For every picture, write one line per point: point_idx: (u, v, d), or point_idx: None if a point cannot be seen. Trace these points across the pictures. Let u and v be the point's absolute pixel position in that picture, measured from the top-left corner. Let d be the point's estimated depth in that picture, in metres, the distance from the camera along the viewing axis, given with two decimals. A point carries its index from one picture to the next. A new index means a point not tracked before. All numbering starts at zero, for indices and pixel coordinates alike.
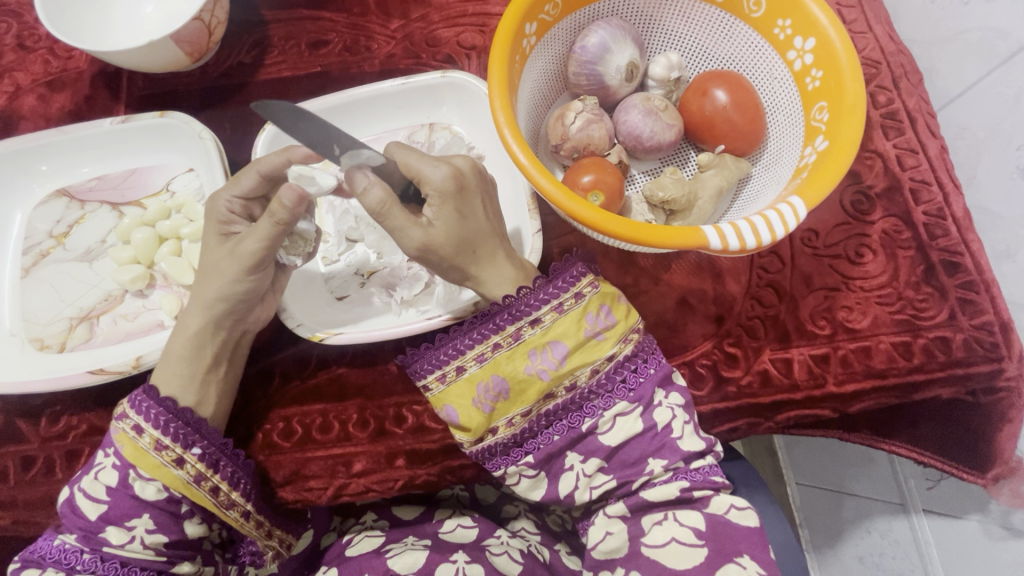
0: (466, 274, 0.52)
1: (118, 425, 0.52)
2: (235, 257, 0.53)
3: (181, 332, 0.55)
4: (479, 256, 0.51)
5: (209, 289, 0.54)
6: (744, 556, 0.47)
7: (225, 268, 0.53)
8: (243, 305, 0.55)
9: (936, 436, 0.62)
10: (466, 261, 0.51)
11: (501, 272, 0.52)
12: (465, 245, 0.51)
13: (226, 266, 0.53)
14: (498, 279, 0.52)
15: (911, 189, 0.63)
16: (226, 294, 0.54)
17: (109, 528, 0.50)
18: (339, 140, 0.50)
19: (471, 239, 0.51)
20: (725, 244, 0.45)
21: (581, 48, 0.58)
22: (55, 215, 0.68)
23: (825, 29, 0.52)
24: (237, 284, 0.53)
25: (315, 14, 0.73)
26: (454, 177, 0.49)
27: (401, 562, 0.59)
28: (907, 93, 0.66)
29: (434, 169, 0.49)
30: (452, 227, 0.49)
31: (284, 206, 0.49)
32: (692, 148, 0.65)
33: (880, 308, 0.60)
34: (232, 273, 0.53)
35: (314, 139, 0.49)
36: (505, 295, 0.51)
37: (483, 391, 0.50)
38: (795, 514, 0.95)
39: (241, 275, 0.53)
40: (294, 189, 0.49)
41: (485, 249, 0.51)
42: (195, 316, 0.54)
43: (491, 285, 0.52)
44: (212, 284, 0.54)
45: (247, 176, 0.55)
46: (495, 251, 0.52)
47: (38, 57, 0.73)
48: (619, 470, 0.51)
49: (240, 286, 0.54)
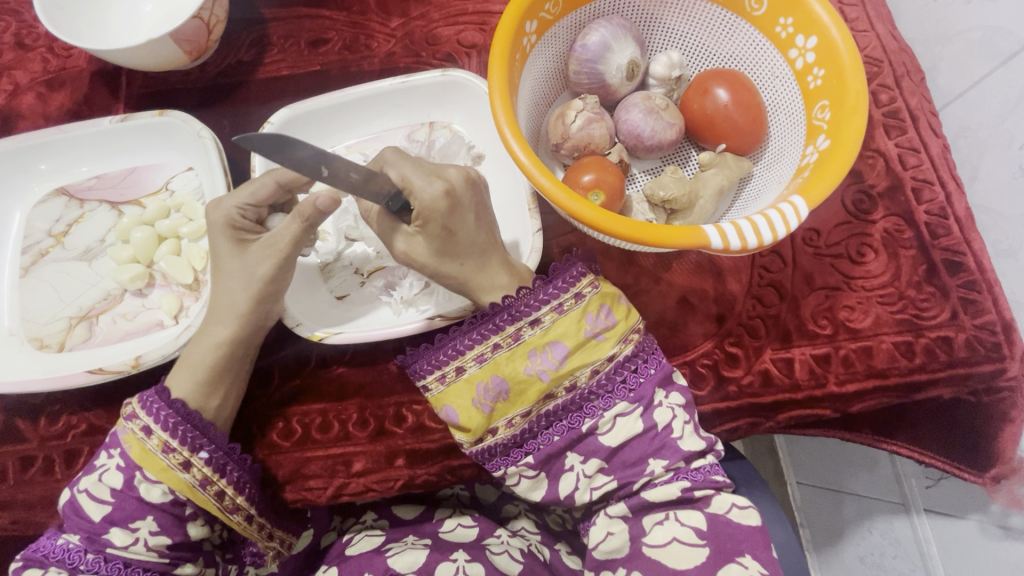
0: (454, 283, 0.53)
1: (127, 424, 0.52)
2: (267, 256, 0.53)
3: (205, 340, 0.55)
4: (467, 267, 0.52)
5: (237, 292, 0.54)
6: (745, 556, 0.46)
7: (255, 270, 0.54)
8: (270, 306, 0.56)
9: (938, 436, 0.62)
10: (456, 272, 0.52)
11: (493, 282, 0.53)
12: (451, 258, 0.52)
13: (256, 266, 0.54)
14: (489, 289, 0.53)
15: (914, 189, 0.63)
16: (257, 294, 0.54)
17: (113, 529, 0.50)
18: (328, 159, 0.43)
19: (456, 251, 0.51)
20: (726, 244, 0.45)
21: (581, 47, 0.58)
22: (54, 214, 0.67)
23: (827, 27, 0.52)
24: (267, 284, 0.54)
25: (314, 12, 0.73)
26: (440, 197, 0.48)
27: (401, 562, 0.59)
28: (908, 91, 0.66)
29: (421, 188, 0.48)
30: (437, 242, 0.51)
31: (316, 209, 0.50)
32: (692, 147, 0.65)
33: (882, 307, 0.60)
34: (265, 272, 0.53)
35: (301, 166, 0.41)
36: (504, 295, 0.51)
37: (482, 392, 0.50)
38: (795, 514, 0.95)
39: (273, 275, 0.54)
40: (330, 196, 0.49)
41: (472, 261, 0.52)
42: (223, 324, 0.55)
43: (482, 294, 0.53)
44: (240, 286, 0.54)
45: (261, 184, 0.55)
46: (486, 261, 0.53)
47: (37, 55, 0.73)
48: (619, 471, 0.51)
49: (269, 287, 0.54)
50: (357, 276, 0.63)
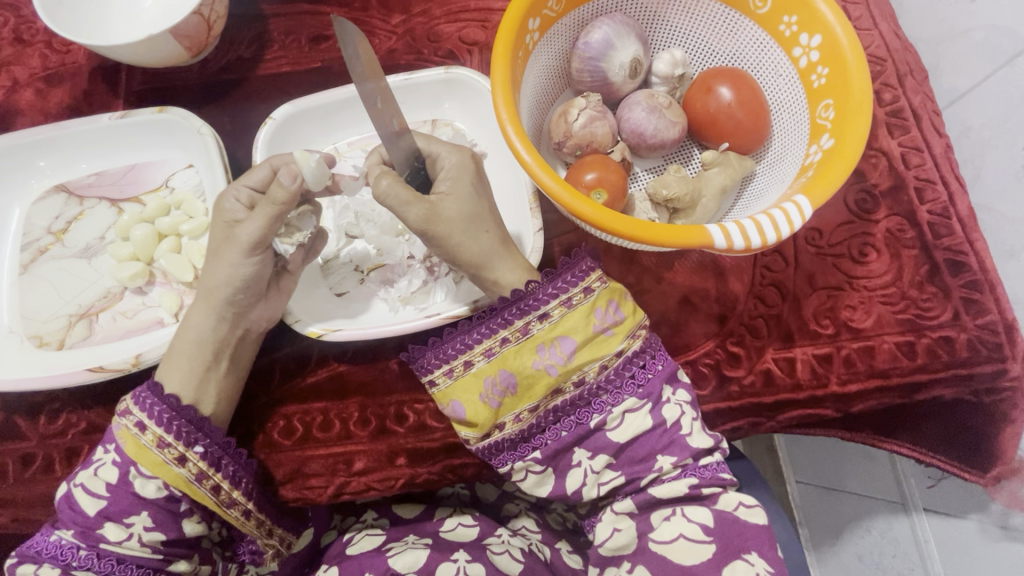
0: (478, 257, 0.52)
1: (121, 421, 0.51)
2: (233, 241, 0.53)
3: (187, 330, 0.55)
4: (490, 235, 0.52)
5: (213, 277, 0.54)
6: (752, 552, 0.47)
7: (225, 254, 0.54)
8: (245, 294, 0.55)
9: (938, 436, 0.62)
10: (479, 241, 0.52)
11: (510, 259, 0.53)
12: (476, 222, 0.52)
13: (227, 251, 0.54)
14: (509, 266, 0.53)
15: (916, 188, 0.63)
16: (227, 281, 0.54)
17: (107, 524, 0.50)
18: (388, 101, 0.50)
19: (481, 217, 0.52)
20: (730, 244, 0.45)
21: (584, 44, 0.58)
22: (54, 211, 0.67)
23: (832, 26, 0.52)
24: (236, 270, 0.53)
25: (315, 8, 0.72)
26: (466, 164, 0.52)
27: (402, 561, 0.58)
28: (912, 91, 0.65)
29: (448, 153, 0.53)
30: (466, 203, 0.51)
31: (283, 187, 0.51)
32: (695, 146, 0.64)
33: (884, 307, 0.60)
34: (231, 258, 0.53)
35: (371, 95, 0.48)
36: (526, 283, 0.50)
37: (490, 386, 0.50)
38: (794, 512, 0.95)
39: (239, 260, 0.53)
40: (292, 169, 0.51)
41: (496, 231, 0.53)
42: (200, 310, 0.55)
43: (498, 270, 0.52)
44: (216, 271, 0.54)
45: (259, 170, 0.55)
46: (504, 237, 0.53)
47: (36, 51, 0.73)
48: (627, 467, 0.51)
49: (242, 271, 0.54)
50: (358, 273, 0.63)
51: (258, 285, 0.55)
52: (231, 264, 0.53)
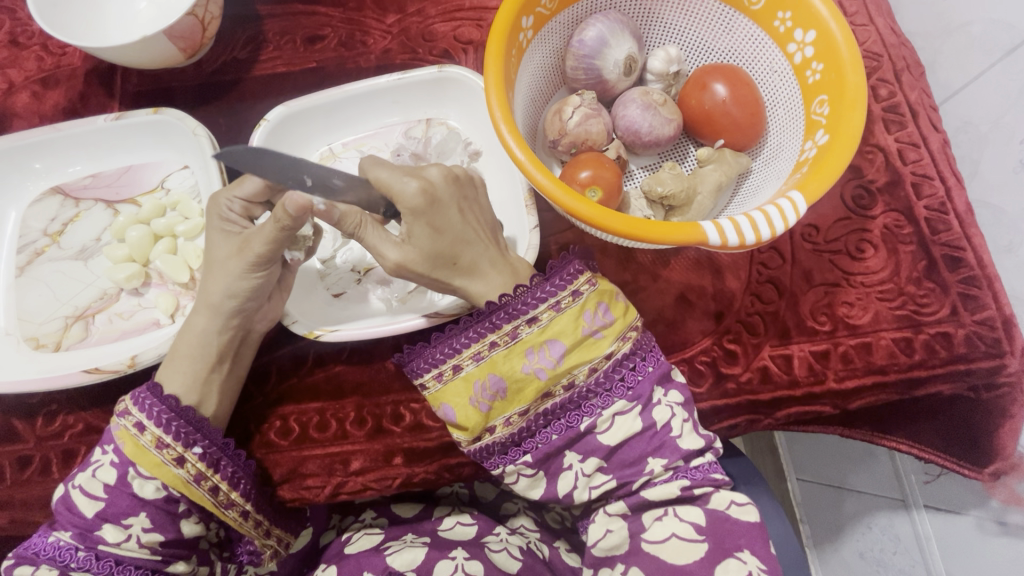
0: (451, 286, 0.53)
1: (120, 421, 0.51)
2: (241, 255, 0.53)
3: (187, 332, 0.55)
4: (461, 266, 0.51)
5: (215, 288, 0.54)
6: (744, 551, 0.47)
7: (231, 265, 0.53)
8: (252, 302, 0.55)
9: (937, 433, 0.61)
10: (449, 274, 0.52)
11: (486, 281, 0.52)
12: (442, 259, 0.51)
13: (232, 264, 0.53)
14: (486, 288, 0.52)
15: (913, 184, 0.62)
16: (231, 291, 0.53)
17: (105, 526, 0.50)
18: (308, 168, 0.49)
19: (446, 252, 0.50)
20: (724, 240, 0.45)
21: (578, 42, 0.57)
22: (50, 214, 0.67)
23: (826, 22, 0.52)
24: (241, 282, 0.53)
25: (310, 9, 0.72)
26: (422, 194, 0.49)
27: (401, 560, 0.59)
28: (908, 86, 0.65)
29: (403, 186, 0.49)
30: (425, 243, 0.50)
31: (289, 215, 0.48)
32: (691, 143, 0.64)
33: (882, 303, 0.60)
34: (238, 271, 0.53)
35: (287, 174, 0.48)
36: (500, 294, 0.50)
37: (480, 390, 0.49)
38: (795, 510, 0.95)
39: (246, 272, 0.53)
40: (298, 201, 0.47)
41: (467, 259, 0.51)
42: (201, 315, 0.55)
43: (476, 294, 0.52)
44: (218, 284, 0.54)
45: (249, 180, 0.54)
46: (479, 261, 0.52)
47: (32, 53, 0.73)
48: (618, 470, 0.50)
49: (246, 283, 0.53)
50: (354, 273, 0.62)
51: (263, 294, 0.56)
52: (235, 274, 0.53)
